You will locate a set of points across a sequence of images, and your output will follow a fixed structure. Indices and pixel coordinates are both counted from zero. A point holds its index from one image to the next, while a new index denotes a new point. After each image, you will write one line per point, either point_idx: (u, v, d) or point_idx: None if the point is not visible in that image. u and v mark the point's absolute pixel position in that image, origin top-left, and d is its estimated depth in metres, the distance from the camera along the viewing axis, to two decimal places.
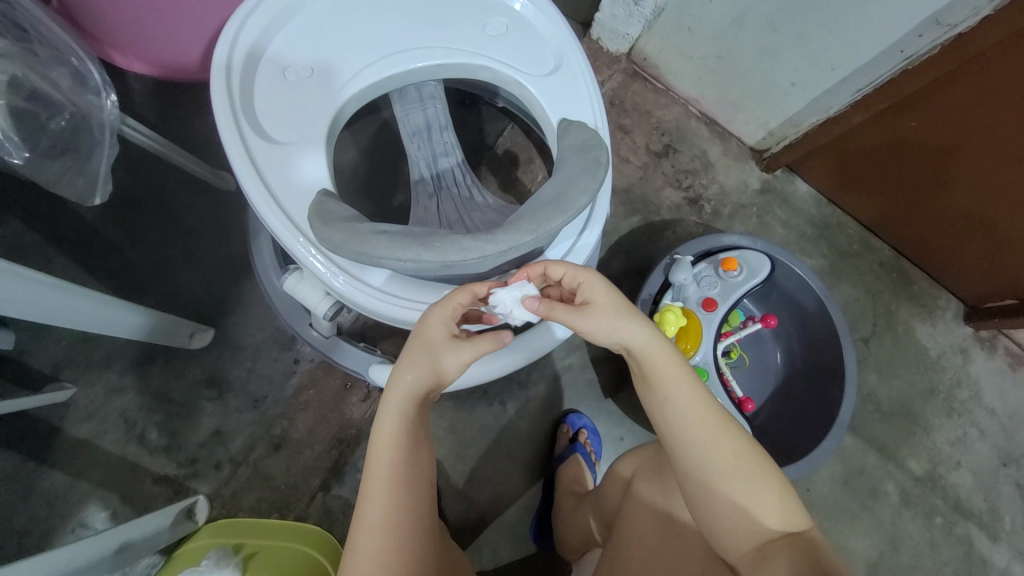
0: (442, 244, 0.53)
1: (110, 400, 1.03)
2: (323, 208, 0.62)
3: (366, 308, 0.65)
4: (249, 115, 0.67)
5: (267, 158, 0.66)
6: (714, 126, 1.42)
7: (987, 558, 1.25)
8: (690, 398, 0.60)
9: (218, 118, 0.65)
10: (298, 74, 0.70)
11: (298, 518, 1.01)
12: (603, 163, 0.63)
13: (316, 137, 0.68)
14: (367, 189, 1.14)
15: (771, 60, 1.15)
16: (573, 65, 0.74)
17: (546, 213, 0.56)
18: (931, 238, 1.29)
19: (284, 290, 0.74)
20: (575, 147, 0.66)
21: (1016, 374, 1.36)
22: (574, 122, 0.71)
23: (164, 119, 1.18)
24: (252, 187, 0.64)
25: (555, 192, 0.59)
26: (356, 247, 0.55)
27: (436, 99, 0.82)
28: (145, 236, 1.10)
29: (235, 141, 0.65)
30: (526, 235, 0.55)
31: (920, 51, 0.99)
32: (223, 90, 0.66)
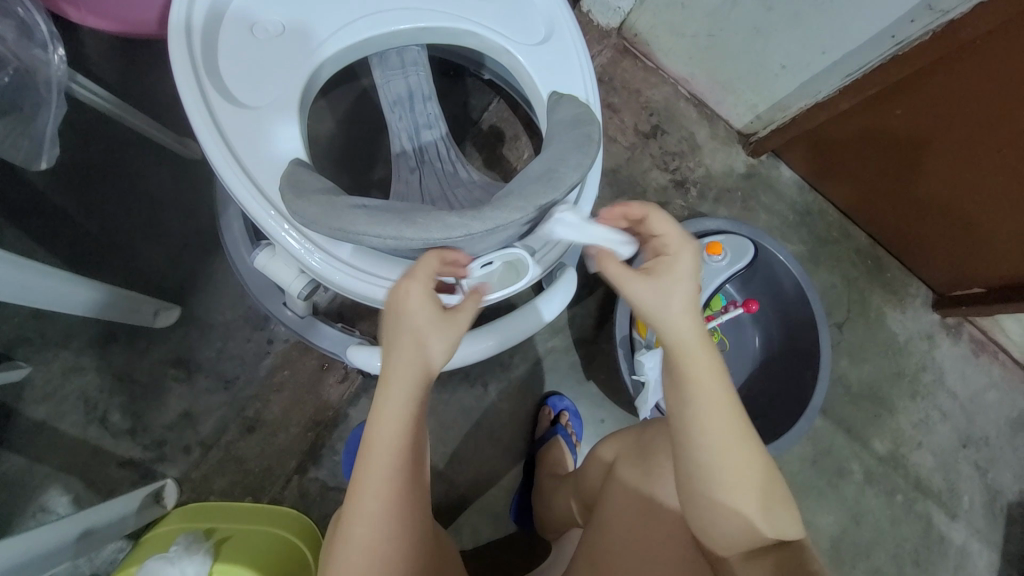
0: (425, 221, 0.50)
1: (68, 380, 0.97)
2: (296, 179, 0.58)
3: (343, 287, 0.62)
4: (214, 76, 0.62)
5: (233, 123, 0.61)
6: (703, 108, 1.40)
7: (943, 533, 1.32)
8: (715, 405, 0.56)
9: (178, 77, 0.60)
10: (266, 31, 0.64)
11: (273, 501, 0.99)
12: (594, 138, 0.60)
13: (289, 102, 0.63)
14: (344, 162, 1.08)
15: (763, 40, 1.13)
16: (564, 34, 0.70)
17: (536, 190, 0.53)
18: (907, 228, 1.32)
19: (255, 267, 0.70)
20: (564, 122, 0.63)
21: (978, 360, 1.42)
22: (564, 95, 0.67)
23: (122, 79, 1.09)
24: (218, 154, 0.59)
25: (544, 167, 0.57)
26: (333, 221, 0.51)
27: (419, 66, 0.78)
28: (103, 206, 1.03)
29: (198, 103, 0.59)
30: (515, 213, 0.52)
31: (910, 37, 0.98)
32: (183, 46, 0.60)
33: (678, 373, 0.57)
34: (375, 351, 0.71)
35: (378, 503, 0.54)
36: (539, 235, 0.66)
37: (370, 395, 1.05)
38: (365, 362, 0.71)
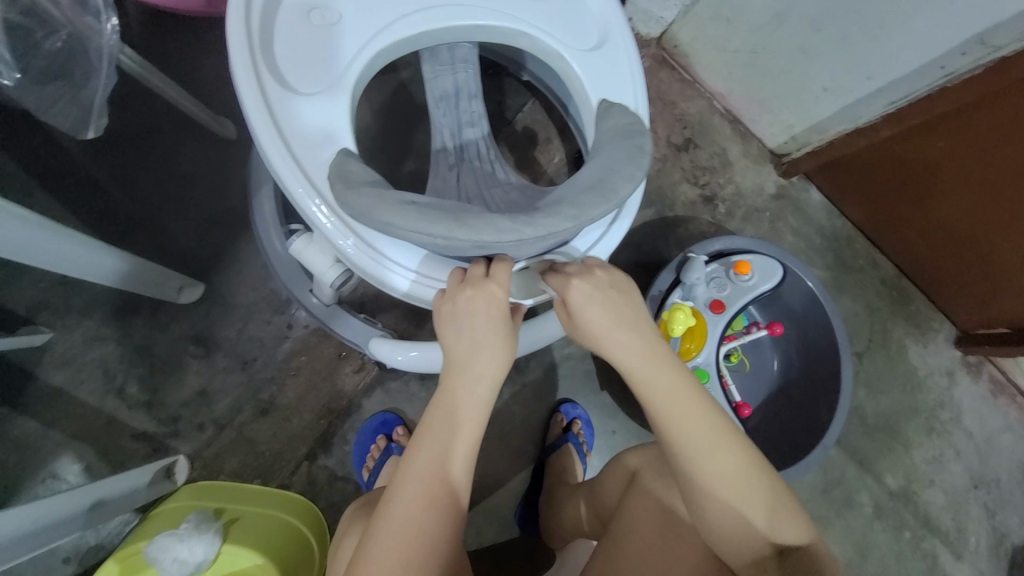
0: (476, 222, 0.49)
1: (90, 348, 0.97)
2: (345, 169, 0.57)
3: (380, 281, 0.61)
4: (267, 58, 0.61)
5: (284, 108, 0.60)
6: (737, 125, 1.39)
7: (949, 574, 1.29)
8: (698, 416, 0.58)
9: (233, 57, 0.59)
10: (323, 18, 0.63)
11: (281, 486, 0.99)
12: (646, 150, 0.59)
13: (341, 91, 0.63)
14: (376, 152, 1.08)
15: (807, 61, 1.12)
16: (619, 42, 0.70)
17: (588, 199, 0.53)
18: (937, 262, 1.29)
19: (290, 253, 0.69)
20: (615, 131, 0.62)
21: (997, 401, 1.39)
22: (614, 104, 0.67)
23: (163, 54, 1.10)
24: (267, 136, 0.58)
25: (595, 177, 0.56)
26: (383, 215, 0.51)
27: (469, 64, 0.78)
28: (137, 178, 1.03)
29: (251, 85, 0.59)
30: (565, 221, 0.51)
31: (961, 69, 0.96)
32: (240, 26, 0.60)
33: (641, 393, 0.60)
34: (399, 345, 0.71)
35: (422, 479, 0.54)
36: (579, 244, 0.65)
37: (384, 388, 1.04)
38: (389, 356, 0.70)
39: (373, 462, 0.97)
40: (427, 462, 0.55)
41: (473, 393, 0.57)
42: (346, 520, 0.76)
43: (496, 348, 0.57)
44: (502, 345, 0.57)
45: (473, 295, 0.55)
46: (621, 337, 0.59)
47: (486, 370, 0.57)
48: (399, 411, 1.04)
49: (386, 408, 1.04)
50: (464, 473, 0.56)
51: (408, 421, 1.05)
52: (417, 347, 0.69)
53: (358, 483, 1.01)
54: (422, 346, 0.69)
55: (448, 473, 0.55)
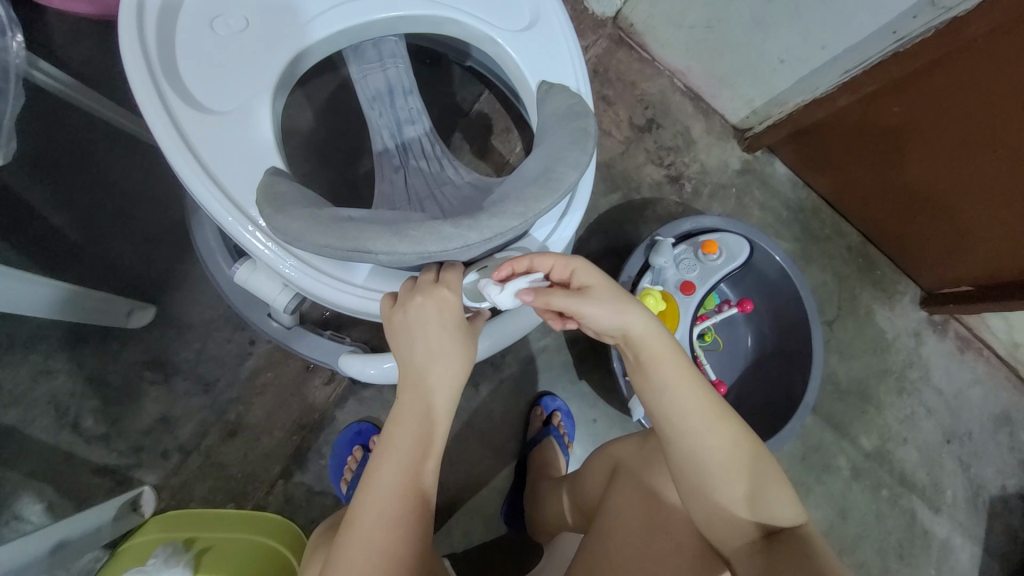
0: (418, 233, 0.47)
1: (37, 383, 0.92)
2: (273, 190, 0.54)
3: (332, 302, 0.58)
4: (174, 81, 0.57)
5: (201, 131, 0.56)
6: (698, 101, 1.38)
7: (927, 528, 1.34)
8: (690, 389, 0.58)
9: (135, 84, 0.55)
10: (228, 25, 0.59)
11: (257, 508, 0.96)
12: (590, 132, 0.57)
13: (261, 105, 0.59)
14: (326, 155, 1.04)
15: (761, 33, 1.11)
16: (551, 20, 0.67)
17: (533, 193, 0.50)
18: (899, 226, 1.31)
19: (236, 281, 0.65)
20: (557, 115, 0.60)
21: (963, 356, 1.43)
22: (554, 85, 0.64)
23: (88, 62, 1.03)
24: (187, 168, 0.55)
25: (539, 167, 0.53)
26: (318, 237, 0.48)
27: (398, 58, 0.75)
28: (72, 198, 0.97)
29: (161, 113, 0.55)
30: (511, 220, 0.49)
31: (912, 33, 0.96)
32: (137, 49, 0.55)
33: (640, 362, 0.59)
34: (369, 358, 0.66)
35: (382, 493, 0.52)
36: (536, 235, 0.63)
37: (357, 397, 1.01)
38: (358, 371, 0.66)
39: (350, 474, 0.95)
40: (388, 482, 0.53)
41: (433, 403, 0.55)
42: (308, 549, 0.75)
43: (452, 356, 0.55)
44: (460, 348, 0.55)
45: (422, 305, 0.53)
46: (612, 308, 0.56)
47: (445, 377, 0.55)
48: (374, 419, 1.02)
49: (361, 418, 1.01)
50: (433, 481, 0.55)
51: None
52: (388, 359, 0.65)
53: (337, 496, 0.98)
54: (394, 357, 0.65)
55: (410, 491, 0.53)
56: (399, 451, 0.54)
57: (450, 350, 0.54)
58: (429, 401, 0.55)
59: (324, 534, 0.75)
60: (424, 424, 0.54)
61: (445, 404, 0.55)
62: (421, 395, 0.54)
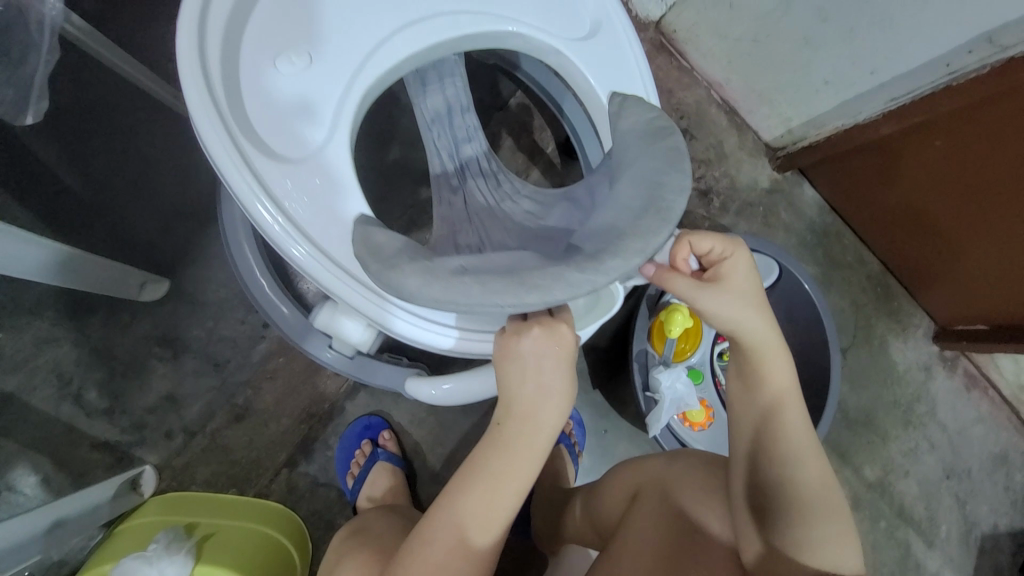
0: (545, 281, 0.43)
1: (41, 351, 0.89)
2: (372, 242, 0.51)
3: (386, 327, 0.56)
4: (245, 123, 0.52)
5: (279, 177, 0.52)
6: (733, 116, 1.35)
7: (920, 561, 1.35)
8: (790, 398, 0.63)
9: (203, 135, 0.49)
10: (293, 63, 0.55)
11: (259, 495, 0.94)
12: (681, 150, 0.52)
13: (338, 145, 0.56)
14: (356, 138, 1.00)
15: (810, 52, 1.08)
16: (614, 23, 0.64)
17: (648, 225, 0.46)
18: (927, 265, 1.30)
19: (316, 327, 0.65)
20: (637, 134, 0.55)
21: (969, 394, 1.43)
22: (628, 96, 0.60)
23: (114, 19, 0.98)
24: (276, 227, 0.51)
25: (640, 198, 0.49)
26: (437, 294, 0.44)
27: (457, 77, 0.71)
28: (89, 161, 0.93)
29: (236, 163, 0.50)
30: (633, 258, 0.46)
31: (966, 68, 0.94)
32: (202, 92, 0.49)
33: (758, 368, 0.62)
34: (430, 378, 0.64)
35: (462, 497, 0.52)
36: None
37: (368, 390, 0.99)
38: (423, 394, 0.64)
39: (358, 468, 0.93)
40: (447, 519, 0.51)
41: (531, 439, 0.52)
42: (330, 554, 0.75)
43: (559, 395, 0.52)
44: (566, 390, 0.52)
45: (542, 339, 0.50)
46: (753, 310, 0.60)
47: (547, 421, 0.52)
48: (385, 414, 1.00)
49: (371, 412, 0.99)
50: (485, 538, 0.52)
51: (395, 425, 1.00)
52: (449, 381, 0.63)
53: (342, 489, 0.96)
54: (455, 379, 0.63)
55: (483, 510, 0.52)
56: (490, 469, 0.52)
57: (558, 391, 0.52)
58: (531, 435, 0.52)
59: (349, 540, 0.73)
60: (522, 458, 0.52)
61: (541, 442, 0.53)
62: (522, 427, 0.52)
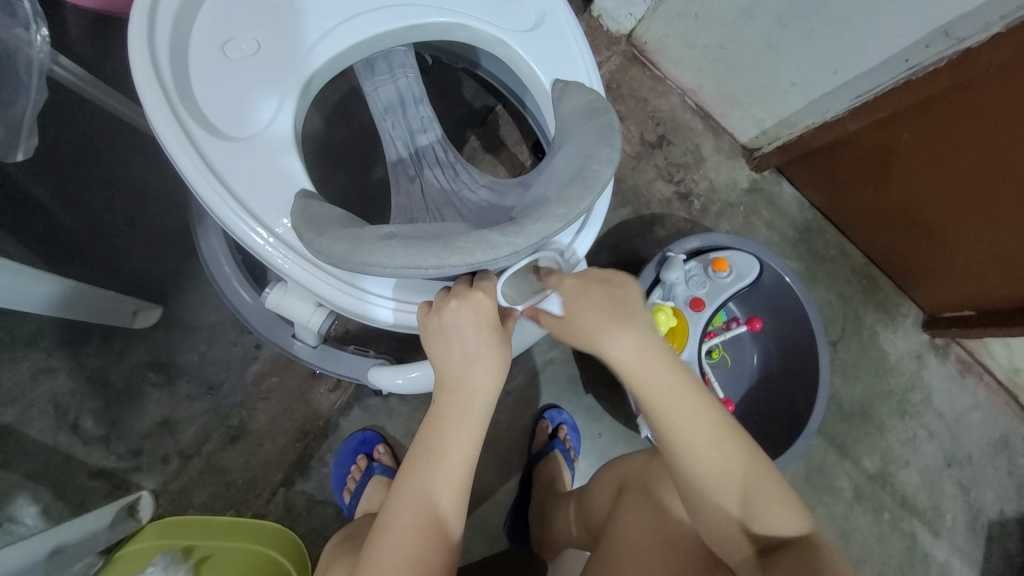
0: (467, 244, 0.47)
1: (38, 382, 0.90)
2: (308, 213, 0.54)
3: (369, 317, 0.60)
4: (193, 108, 0.56)
5: (227, 161, 0.56)
6: (708, 120, 1.39)
7: (927, 552, 1.34)
8: (685, 408, 0.57)
9: (151, 113, 0.54)
10: (240, 49, 0.59)
11: (257, 516, 0.94)
12: (616, 127, 0.57)
13: (282, 126, 0.59)
14: (341, 160, 1.04)
15: (775, 56, 1.12)
16: (556, 16, 0.67)
17: (573, 193, 0.50)
18: (905, 252, 1.33)
19: (267, 307, 0.67)
20: (576, 113, 0.60)
21: (963, 380, 1.44)
22: (569, 82, 0.65)
23: (106, 61, 1.03)
24: (217, 199, 0.55)
25: (573, 168, 0.53)
26: (365, 256, 0.47)
27: (407, 68, 0.75)
28: (81, 196, 0.96)
29: (185, 148, 0.54)
30: (556, 222, 0.49)
31: (924, 62, 0.97)
32: (153, 78, 0.54)
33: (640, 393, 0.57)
34: (394, 368, 0.66)
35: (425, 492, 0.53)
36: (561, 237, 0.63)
37: (362, 405, 1.00)
38: (387, 382, 0.66)
39: (354, 483, 0.93)
40: (410, 502, 0.52)
41: (469, 410, 0.53)
42: (320, 568, 0.74)
43: (490, 363, 0.53)
44: (495, 356, 0.53)
45: (457, 308, 0.52)
46: (617, 338, 0.55)
47: (481, 387, 0.53)
48: (379, 428, 1.01)
49: (365, 426, 1.00)
50: (456, 509, 0.54)
51: (389, 438, 1.01)
52: (417, 368, 0.65)
53: (339, 506, 0.96)
54: (423, 367, 0.65)
55: (443, 494, 0.53)
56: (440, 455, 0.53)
57: (489, 362, 0.53)
58: (468, 407, 0.53)
59: (343, 543, 0.75)
60: (466, 433, 0.54)
61: (481, 412, 0.54)
62: (460, 402, 0.53)
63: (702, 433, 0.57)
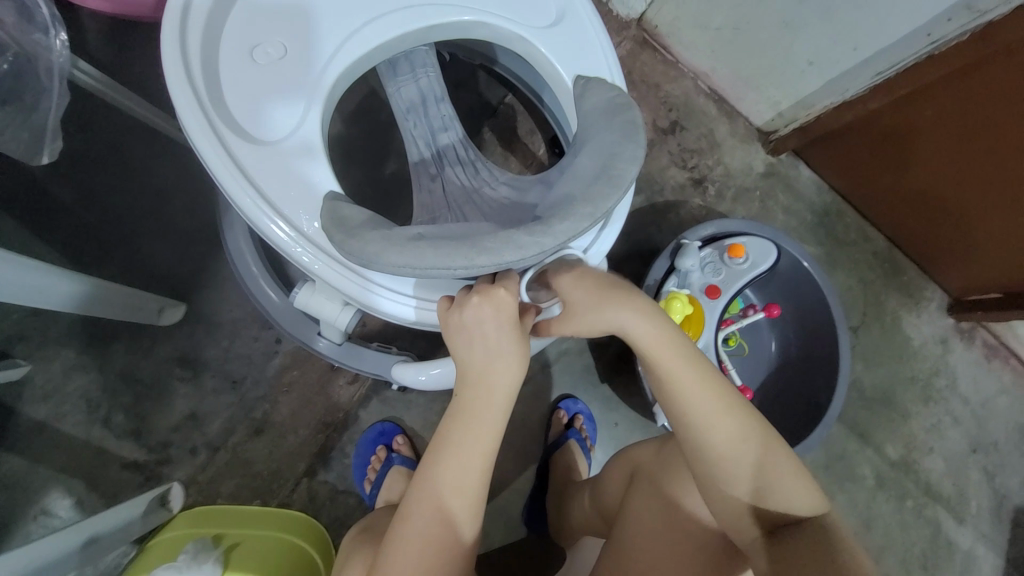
0: (496, 244, 0.47)
1: (71, 379, 0.94)
2: (336, 214, 0.55)
3: (373, 309, 0.60)
4: (223, 112, 0.57)
5: (255, 162, 0.57)
6: (723, 104, 1.37)
7: (952, 539, 1.31)
8: (688, 383, 0.58)
9: (182, 114, 0.55)
10: (268, 54, 0.59)
11: (282, 505, 0.97)
12: (638, 123, 0.56)
13: (308, 128, 0.60)
14: (354, 156, 1.05)
15: (791, 35, 1.09)
16: (578, 11, 0.67)
17: (599, 191, 0.50)
18: (932, 237, 1.29)
19: (295, 305, 0.68)
20: (600, 107, 0.59)
21: (990, 365, 1.40)
22: (590, 79, 0.63)
23: (124, 64, 1.05)
24: (247, 199, 0.56)
25: (598, 165, 0.53)
26: (396, 257, 0.48)
27: (429, 68, 0.75)
28: (104, 197, 0.99)
29: (215, 149, 0.55)
30: (584, 220, 0.49)
31: (948, 36, 0.94)
32: (186, 82, 0.55)
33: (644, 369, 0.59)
34: (418, 365, 0.67)
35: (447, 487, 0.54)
36: (586, 234, 0.62)
37: (381, 397, 1.02)
38: (411, 378, 0.67)
39: (375, 474, 0.95)
40: (430, 498, 0.54)
41: (488, 405, 0.54)
42: (341, 557, 0.75)
43: (510, 360, 0.54)
44: (517, 352, 0.54)
45: (480, 305, 0.52)
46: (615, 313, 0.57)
47: (502, 383, 0.54)
48: (398, 420, 1.02)
49: (384, 418, 1.02)
50: (468, 513, 0.55)
51: (408, 429, 1.02)
52: (439, 364, 0.66)
53: (361, 495, 0.99)
54: (444, 363, 0.66)
55: (464, 489, 0.54)
56: (461, 451, 0.54)
57: (510, 359, 0.54)
58: (488, 402, 0.54)
59: (361, 536, 0.76)
60: (485, 428, 0.54)
61: (501, 408, 0.55)
62: (479, 397, 0.54)
63: (707, 407, 0.58)
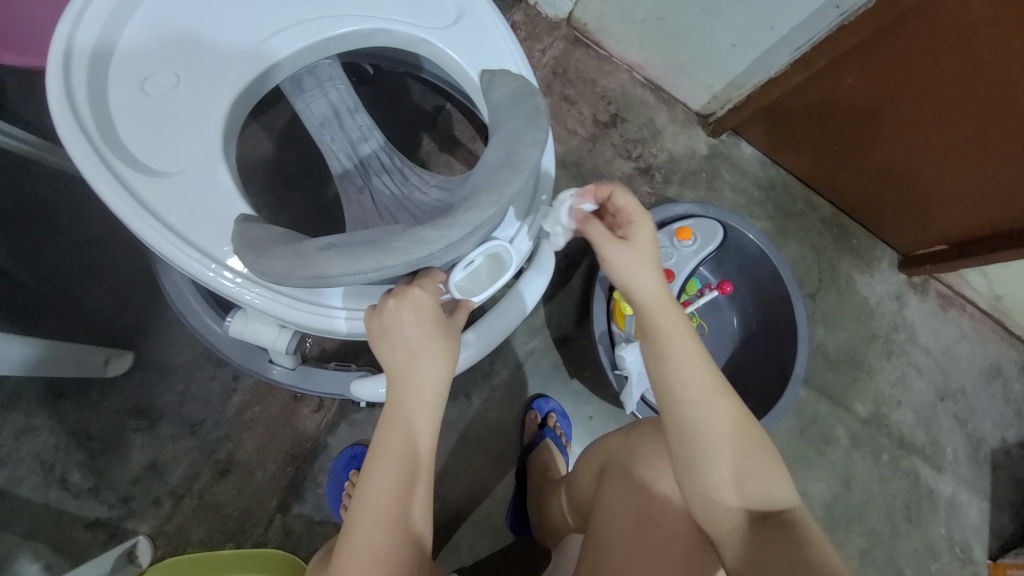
0: (403, 242, 0.47)
1: (20, 443, 0.90)
2: (249, 237, 0.55)
3: (313, 327, 0.60)
4: (121, 152, 0.56)
5: (164, 198, 0.56)
6: (659, 92, 1.40)
7: (931, 487, 1.35)
8: (691, 350, 0.61)
9: (77, 162, 0.54)
10: (160, 85, 0.58)
11: (258, 545, 0.95)
12: (541, 108, 0.57)
13: (214, 153, 0.59)
14: (295, 182, 1.04)
15: (711, 20, 1.12)
16: (475, 7, 0.67)
17: (501, 178, 0.51)
18: (871, 195, 1.34)
19: (233, 335, 0.67)
20: (507, 98, 0.60)
21: (947, 314, 1.45)
22: (496, 72, 0.65)
23: (45, 114, 1.02)
24: (156, 236, 0.55)
25: (502, 153, 0.53)
26: (307, 270, 0.48)
27: (337, 81, 0.75)
28: (37, 253, 0.96)
29: (122, 194, 0.55)
30: (488, 209, 0.49)
31: (854, 6, 0.98)
32: (76, 127, 0.54)
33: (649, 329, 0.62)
34: (376, 378, 0.68)
35: (387, 489, 0.53)
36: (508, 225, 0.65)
37: (348, 421, 1.00)
38: (371, 392, 0.67)
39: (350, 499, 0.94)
40: (373, 505, 0.53)
41: (419, 404, 0.54)
42: None
43: (435, 354, 0.54)
44: (439, 346, 0.54)
45: (398, 306, 0.52)
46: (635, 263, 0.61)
47: (430, 379, 0.54)
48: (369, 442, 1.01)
49: (354, 442, 1.00)
50: (423, 508, 0.55)
51: None
52: None
53: (338, 523, 0.97)
54: None
55: (407, 490, 0.54)
56: (396, 453, 0.54)
57: (433, 354, 0.54)
58: (418, 401, 0.54)
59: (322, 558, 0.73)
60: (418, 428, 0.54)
61: (432, 404, 0.55)
62: (409, 397, 0.54)
63: (698, 383, 0.60)
